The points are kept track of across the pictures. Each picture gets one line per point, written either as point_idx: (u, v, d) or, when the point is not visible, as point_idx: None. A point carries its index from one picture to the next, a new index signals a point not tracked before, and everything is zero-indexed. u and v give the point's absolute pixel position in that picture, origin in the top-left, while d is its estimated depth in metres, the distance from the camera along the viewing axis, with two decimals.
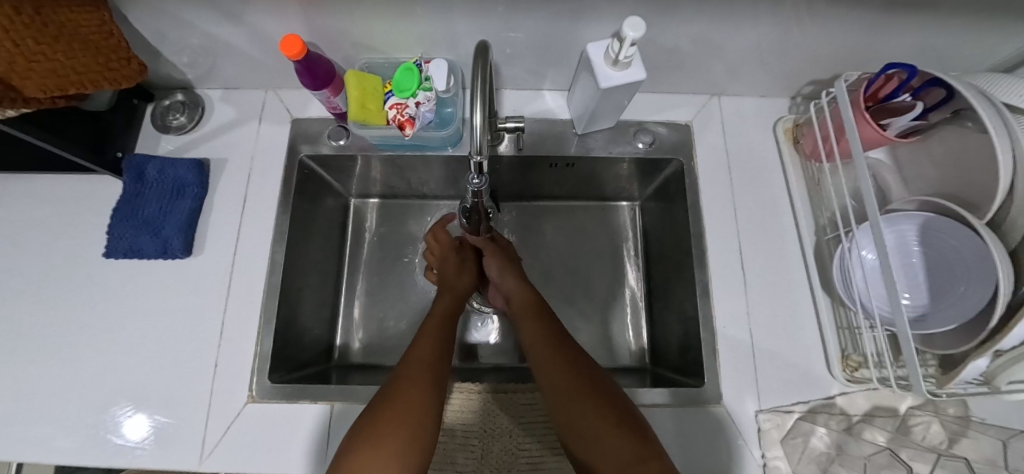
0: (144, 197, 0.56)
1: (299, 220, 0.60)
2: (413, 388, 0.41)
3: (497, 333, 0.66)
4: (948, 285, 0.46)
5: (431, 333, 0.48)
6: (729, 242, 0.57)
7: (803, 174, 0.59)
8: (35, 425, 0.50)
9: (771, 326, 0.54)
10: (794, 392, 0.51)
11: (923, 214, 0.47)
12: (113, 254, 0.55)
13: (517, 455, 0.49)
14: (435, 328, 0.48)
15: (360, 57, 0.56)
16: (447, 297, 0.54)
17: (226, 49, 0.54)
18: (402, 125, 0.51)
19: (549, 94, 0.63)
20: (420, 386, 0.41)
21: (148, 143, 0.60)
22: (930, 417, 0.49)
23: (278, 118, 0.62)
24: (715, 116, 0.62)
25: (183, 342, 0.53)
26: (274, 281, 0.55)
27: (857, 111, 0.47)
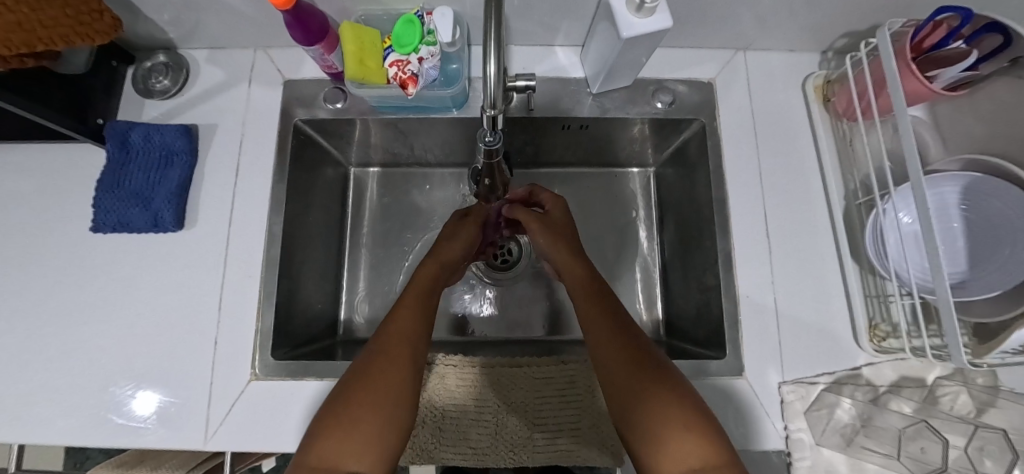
0: (130, 166, 0.53)
1: (296, 190, 0.57)
2: (378, 379, 0.38)
3: (497, 306, 0.65)
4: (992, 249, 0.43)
5: (407, 305, 0.43)
6: (752, 208, 0.54)
7: (833, 134, 0.55)
8: (32, 406, 0.48)
9: (795, 295, 0.51)
10: (819, 363, 0.49)
11: (968, 175, 0.44)
12: (101, 228, 0.52)
13: (531, 430, 0.47)
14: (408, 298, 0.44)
15: (356, 8, 0.51)
16: (433, 264, 0.48)
17: (209, 3, 0.50)
18: (403, 83, 0.46)
19: (561, 50, 0.58)
20: (389, 374, 0.38)
21: (132, 109, 0.56)
22: (958, 387, 0.48)
23: (269, 79, 0.57)
24: (739, 72, 0.58)
25: (180, 318, 0.51)
26: (274, 254, 0.52)
27: (902, 61, 0.43)
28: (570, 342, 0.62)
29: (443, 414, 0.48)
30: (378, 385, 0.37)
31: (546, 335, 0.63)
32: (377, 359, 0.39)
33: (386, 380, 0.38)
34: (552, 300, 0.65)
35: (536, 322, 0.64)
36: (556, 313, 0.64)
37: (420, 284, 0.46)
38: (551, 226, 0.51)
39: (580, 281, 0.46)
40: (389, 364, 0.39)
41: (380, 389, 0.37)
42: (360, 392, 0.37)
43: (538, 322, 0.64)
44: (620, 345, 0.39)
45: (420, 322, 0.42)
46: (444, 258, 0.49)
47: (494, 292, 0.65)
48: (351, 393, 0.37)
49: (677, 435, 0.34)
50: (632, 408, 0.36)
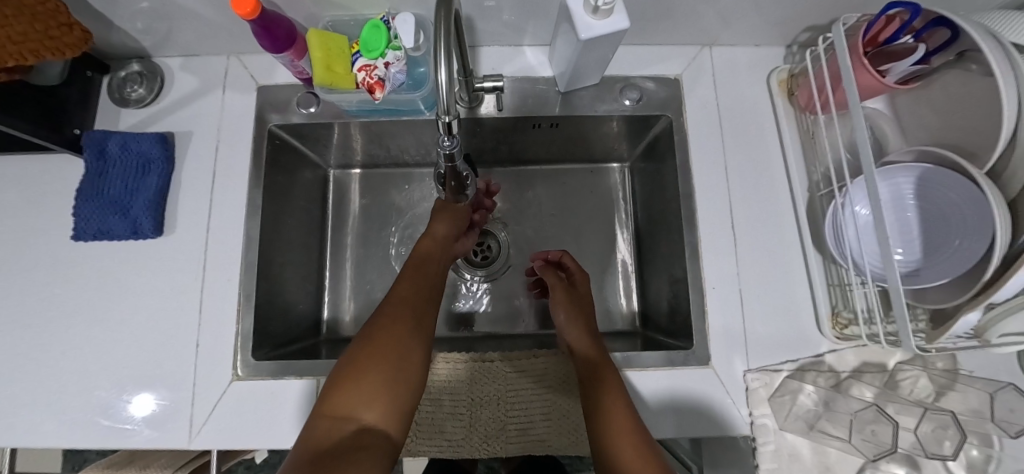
0: (108, 175, 0.54)
1: (273, 194, 0.58)
2: (393, 333, 0.40)
3: (490, 300, 0.66)
4: (943, 238, 0.44)
5: (417, 275, 0.46)
6: (719, 201, 0.55)
7: (798, 127, 0.56)
8: (22, 410, 0.50)
9: (761, 285, 0.53)
10: (783, 350, 0.51)
11: (920, 166, 0.45)
12: (81, 237, 0.53)
13: (504, 422, 0.49)
14: (415, 271, 0.47)
15: (324, 14, 0.51)
16: (431, 241, 0.50)
17: (178, 12, 0.50)
18: (372, 88, 0.48)
19: (530, 49, 0.59)
20: (403, 329, 0.40)
21: (108, 118, 0.57)
22: (917, 371, 0.50)
23: (243, 85, 0.58)
24: (705, 68, 0.59)
25: (162, 322, 0.52)
26: (252, 258, 0.54)
27: (856, 56, 0.44)
28: None
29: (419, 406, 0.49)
30: (393, 339, 0.39)
31: (539, 329, 0.65)
32: (392, 315, 0.41)
33: (399, 336, 0.40)
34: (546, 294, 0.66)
35: (529, 316, 0.66)
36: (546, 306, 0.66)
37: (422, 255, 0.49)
38: (577, 299, 0.54)
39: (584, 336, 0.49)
40: (402, 321, 0.41)
41: (395, 343, 0.39)
42: (376, 344, 0.39)
43: (531, 315, 0.66)
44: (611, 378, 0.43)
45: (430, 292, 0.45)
46: (440, 235, 0.51)
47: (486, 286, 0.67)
48: (365, 347, 0.39)
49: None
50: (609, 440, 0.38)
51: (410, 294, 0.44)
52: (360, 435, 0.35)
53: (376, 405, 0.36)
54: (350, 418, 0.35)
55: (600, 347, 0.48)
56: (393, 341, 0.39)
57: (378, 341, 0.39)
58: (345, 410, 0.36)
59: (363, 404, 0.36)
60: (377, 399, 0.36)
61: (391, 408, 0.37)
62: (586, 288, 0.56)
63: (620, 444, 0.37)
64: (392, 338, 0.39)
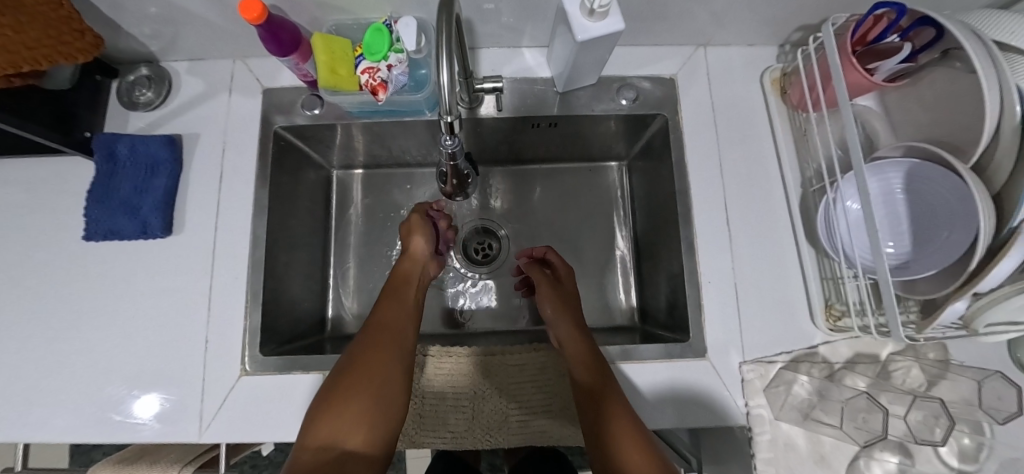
0: (118, 176, 0.55)
1: (278, 194, 0.59)
2: (370, 364, 0.42)
3: (490, 298, 0.68)
4: (932, 231, 0.45)
5: (393, 301, 0.49)
6: (714, 198, 0.56)
7: (790, 125, 0.57)
8: (37, 406, 0.51)
9: (756, 279, 0.54)
10: (778, 343, 0.52)
11: (909, 161, 0.46)
12: (92, 237, 0.54)
13: (507, 414, 0.50)
14: (389, 296, 0.49)
15: (327, 18, 0.53)
16: (408, 261, 0.54)
17: (185, 17, 0.52)
18: (375, 90, 0.49)
19: (528, 51, 0.60)
20: (380, 357, 0.42)
21: (117, 121, 0.58)
22: (910, 362, 0.52)
23: (248, 88, 0.59)
24: (700, 67, 0.60)
25: (172, 320, 0.53)
26: (258, 256, 0.55)
27: (844, 55, 0.45)
28: None
29: (424, 400, 0.51)
30: (371, 367, 0.41)
31: (531, 326, 0.66)
32: (365, 346, 0.43)
33: (377, 364, 0.42)
34: None
35: (525, 313, 0.67)
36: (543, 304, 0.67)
37: (398, 279, 0.52)
38: (562, 291, 0.56)
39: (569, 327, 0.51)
40: (378, 348, 0.43)
41: (373, 371, 0.41)
42: (355, 374, 0.41)
43: (526, 313, 0.67)
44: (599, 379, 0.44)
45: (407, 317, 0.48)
46: (418, 254, 0.55)
47: (489, 282, 0.68)
48: (343, 376, 0.41)
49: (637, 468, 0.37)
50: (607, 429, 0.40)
51: (386, 320, 0.46)
52: (343, 462, 0.36)
53: (356, 432, 0.38)
54: (332, 446, 0.37)
55: (589, 341, 0.49)
56: (371, 370, 0.41)
57: (355, 373, 0.41)
58: (330, 437, 0.37)
59: (344, 432, 0.38)
60: (358, 426, 0.38)
61: (371, 435, 0.39)
62: (572, 285, 0.58)
63: (618, 435, 0.39)
64: (369, 367, 0.41)
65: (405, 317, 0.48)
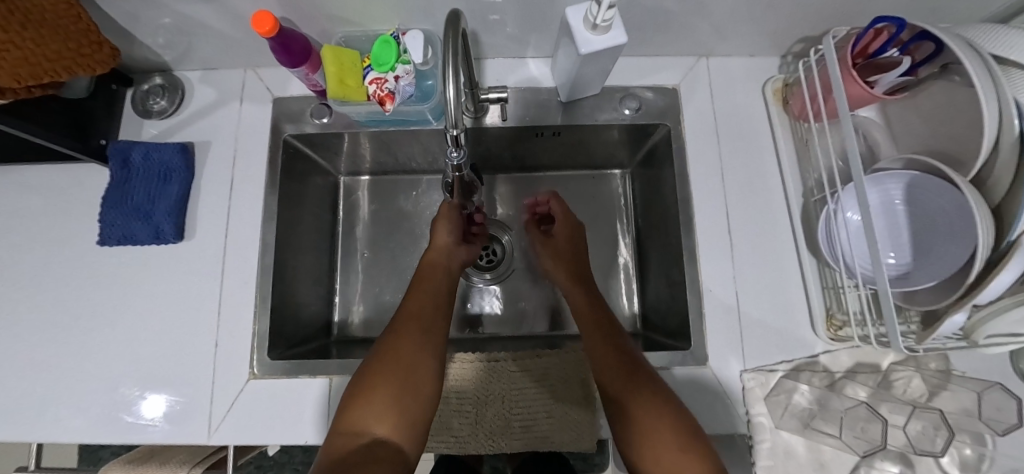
0: (131, 183, 0.57)
1: (287, 201, 0.60)
2: (403, 351, 0.42)
3: (502, 304, 0.68)
4: (931, 244, 0.46)
5: (425, 288, 0.48)
6: (716, 206, 0.57)
7: (792, 135, 0.58)
8: (52, 406, 0.52)
9: (757, 288, 0.55)
10: (779, 351, 0.53)
11: (909, 173, 0.47)
12: (106, 242, 0.56)
13: (509, 420, 0.51)
14: (422, 283, 0.49)
15: (337, 30, 0.54)
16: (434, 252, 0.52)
17: (199, 28, 0.53)
18: (382, 100, 0.50)
19: (533, 61, 0.61)
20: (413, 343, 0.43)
21: (131, 129, 0.60)
22: (910, 372, 0.52)
23: (259, 97, 0.61)
24: (702, 78, 0.61)
25: (183, 323, 0.55)
26: (267, 261, 0.56)
27: (845, 67, 0.46)
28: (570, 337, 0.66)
29: None
30: (406, 353, 0.42)
31: (547, 330, 0.67)
32: (397, 336, 0.43)
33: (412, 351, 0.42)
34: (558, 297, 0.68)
35: (540, 317, 0.67)
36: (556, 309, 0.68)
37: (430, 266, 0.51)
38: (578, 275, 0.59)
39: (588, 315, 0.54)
40: (409, 336, 0.43)
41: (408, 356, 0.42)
42: (387, 361, 0.41)
43: (542, 316, 0.67)
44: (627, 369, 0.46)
45: (438, 304, 0.47)
46: (443, 243, 0.53)
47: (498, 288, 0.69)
48: (377, 363, 0.41)
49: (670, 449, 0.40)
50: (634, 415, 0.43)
51: (418, 308, 0.46)
52: (372, 449, 0.37)
53: (384, 418, 0.38)
54: (364, 433, 0.37)
55: (608, 328, 0.52)
56: (404, 361, 0.41)
57: (389, 361, 0.41)
58: (360, 423, 0.38)
59: (374, 420, 0.38)
60: (387, 413, 0.38)
61: (400, 421, 0.39)
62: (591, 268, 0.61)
63: (649, 419, 0.42)
64: (403, 355, 0.42)
65: (436, 304, 0.47)
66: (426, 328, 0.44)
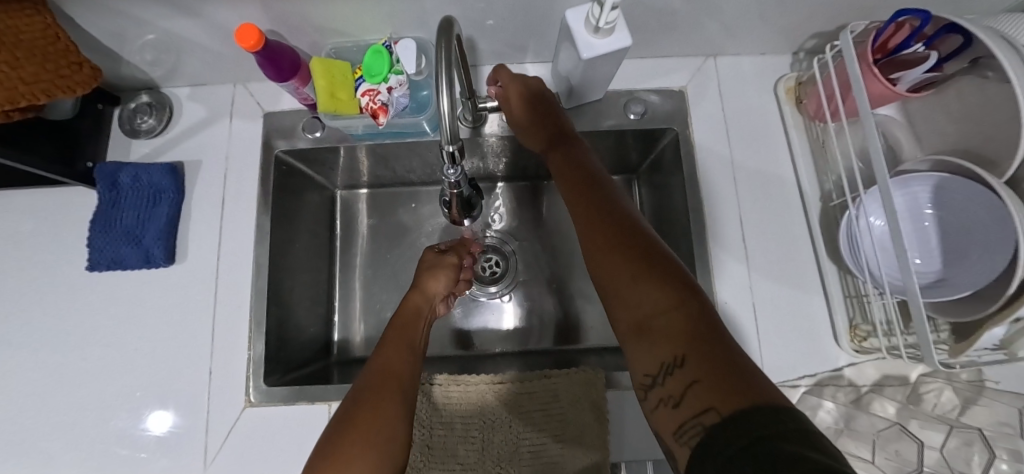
0: (120, 206, 0.55)
1: (282, 219, 0.58)
2: (380, 410, 0.33)
3: (506, 319, 0.66)
4: (964, 250, 0.43)
5: (403, 334, 0.42)
6: (729, 213, 0.54)
7: (807, 136, 0.55)
8: (43, 441, 0.50)
9: (776, 299, 0.52)
10: (801, 366, 0.50)
11: (937, 175, 0.44)
12: (96, 267, 0.54)
13: (518, 445, 0.48)
14: (399, 328, 0.43)
15: (327, 41, 0.52)
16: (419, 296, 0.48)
17: (184, 43, 0.51)
18: (375, 113, 0.48)
19: (532, 66, 0.59)
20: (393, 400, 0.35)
21: (119, 149, 0.58)
22: (942, 384, 0.49)
23: (249, 113, 0.58)
24: (710, 79, 0.58)
25: (177, 350, 0.53)
26: (262, 283, 0.54)
27: (864, 64, 0.43)
28: (580, 350, 0.63)
29: (431, 431, 0.49)
30: (383, 408, 0.33)
31: (557, 345, 0.64)
32: (372, 392, 0.35)
33: (390, 406, 0.34)
34: (564, 310, 0.66)
35: (549, 331, 0.65)
36: (566, 322, 0.65)
37: (408, 310, 0.46)
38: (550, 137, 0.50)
39: (567, 176, 0.44)
40: (387, 392, 0.35)
41: (385, 413, 0.33)
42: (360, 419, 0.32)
43: (550, 331, 0.65)
44: (614, 238, 0.36)
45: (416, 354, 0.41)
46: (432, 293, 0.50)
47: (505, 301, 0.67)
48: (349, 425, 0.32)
49: (661, 343, 0.29)
50: (624, 298, 0.33)
51: (395, 358, 0.39)
52: None
53: None
54: None
55: (582, 170, 0.44)
56: (374, 420, 0.32)
57: (361, 419, 0.32)
58: None
59: None
60: None
61: None
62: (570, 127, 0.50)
63: (642, 285, 0.32)
64: (376, 409, 0.33)
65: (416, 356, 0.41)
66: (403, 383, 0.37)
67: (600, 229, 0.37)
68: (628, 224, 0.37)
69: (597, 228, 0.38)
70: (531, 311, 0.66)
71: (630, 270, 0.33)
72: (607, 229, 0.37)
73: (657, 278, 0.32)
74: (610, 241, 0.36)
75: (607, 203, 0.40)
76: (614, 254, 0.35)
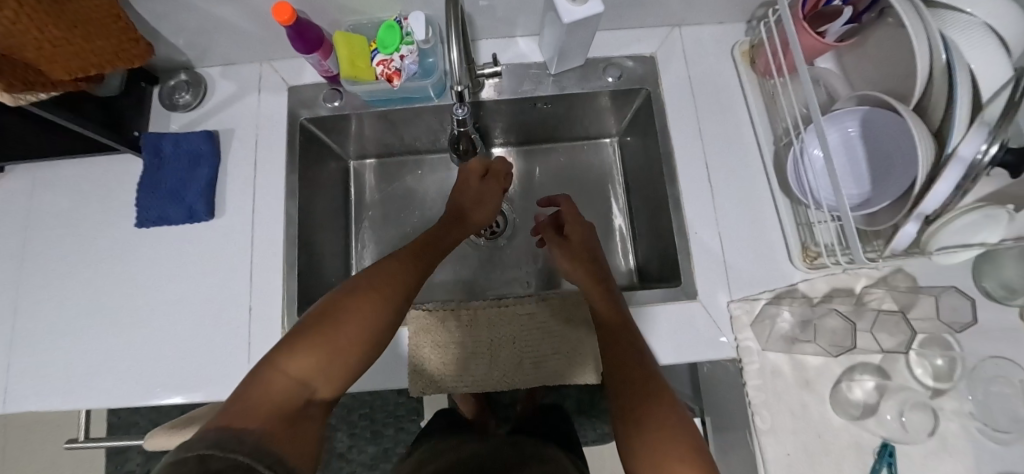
0: (164, 169, 0.62)
1: (306, 180, 0.66)
2: (361, 309, 0.43)
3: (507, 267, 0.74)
4: (887, 170, 0.51)
5: (409, 260, 0.51)
6: (696, 158, 0.63)
7: (761, 90, 0.64)
8: (105, 372, 0.58)
9: (738, 228, 0.60)
10: (762, 282, 0.58)
11: (862, 109, 0.53)
12: (145, 223, 0.61)
13: (523, 358, 0.57)
14: (411, 254, 0.52)
15: (345, 19, 0.60)
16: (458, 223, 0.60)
17: (221, 25, 0.59)
18: (390, 78, 0.57)
19: (522, 39, 0.67)
20: (374, 305, 0.44)
21: (160, 122, 0.65)
22: (883, 294, 0.56)
23: (275, 87, 0.66)
24: (676, 45, 0.67)
25: (219, 292, 0.60)
26: (292, 232, 0.62)
27: (797, 22, 0.52)
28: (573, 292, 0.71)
29: (445, 349, 0.56)
30: (362, 309, 0.43)
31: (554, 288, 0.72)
32: (358, 295, 0.44)
33: (368, 309, 0.44)
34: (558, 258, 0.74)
35: (546, 277, 0.73)
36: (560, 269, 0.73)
37: (422, 244, 0.54)
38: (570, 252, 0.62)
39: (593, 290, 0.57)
40: (370, 300, 0.44)
41: (364, 312, 0.43)
42: (344, 313, 0.42)
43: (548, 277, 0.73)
44: (643, 380, 0.47)
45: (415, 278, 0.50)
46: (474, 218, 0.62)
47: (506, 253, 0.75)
48: (334, 316, 0.42)
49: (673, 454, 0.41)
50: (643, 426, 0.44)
51: (395, 275, 0.48)
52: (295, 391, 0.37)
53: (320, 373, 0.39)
54: (292, 382, 0.37)
55: (614, 303, 0.54)
56: (351, 320, 0.42)
57: (339, 312, 0.42)
58: (287, 370, 0.38)
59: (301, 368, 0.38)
60: (325, 370, 0.40)
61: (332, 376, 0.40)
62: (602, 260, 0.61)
63: (658, 434, 0.43)
64: (355, 308, 0.43)
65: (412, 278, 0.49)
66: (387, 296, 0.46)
67: (625, 351, 0.50)
68: (642, 351, 0.50)
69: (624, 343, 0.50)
70: (528, 260, 0.74)
71: (661, 437, 0.42)
72: (627, 353, 0.50)
73: (673, 431, 0.43)
74: (630, 351, 0.50)
75: (630, 330, 0.52)
76: (648, 399, 0.46)
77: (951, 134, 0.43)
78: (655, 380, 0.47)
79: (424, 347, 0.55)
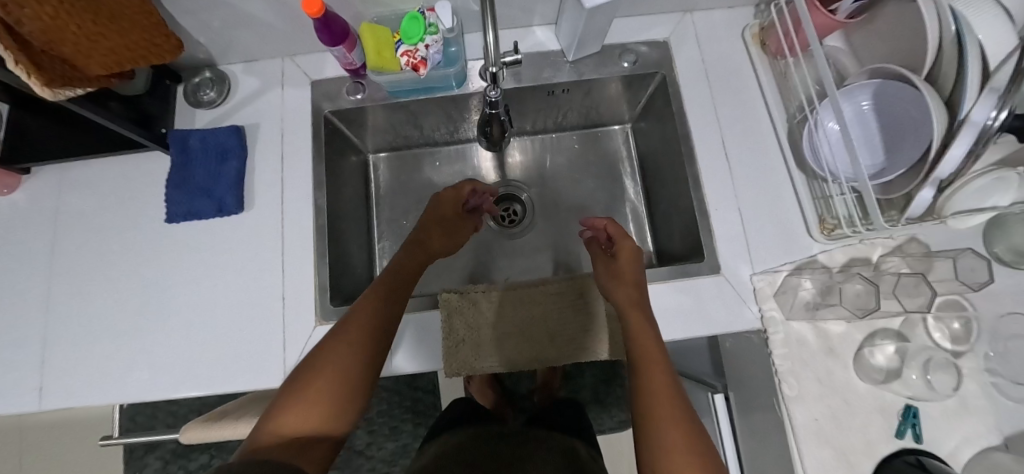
0: (192, 165, 0.63)
1: (332, 172, 0.67)
2: (331, 358, 0.43)
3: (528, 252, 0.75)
4: (899, 140, 0.53)
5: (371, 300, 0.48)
6: (713, 138, 0.65)
7: (772, 70, 0.66)
8: (143, 366, 0.58)
9: (756, 204, 0.62)
10: (782, 255, 0.60)
11: (873, 82, 0.55)
12: (175, 218, 0.62)
13: (555, 337, 0.59)
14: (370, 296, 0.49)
15: (369, 12, 0.61)
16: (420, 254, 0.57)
17: (248, 21, 0.60)
18: (416, 67, 0.58)
19: (538, 29, 0.69)
20: (342, 355, 0.43)
21: (185, 119, 0.66)
22: (899, 261, 0.58)
23: (298, 81, 0.68)
24: (688, 30, 0.69)
25: (252, 284, 0.61)
26: (322, 222, 0.63)
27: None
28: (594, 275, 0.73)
29: (477, 331, 0.57)
30: (331, 361, 0.43)
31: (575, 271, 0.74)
32: (327, 349, 0.43)
33: (335, 361, 0.43)
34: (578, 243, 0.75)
35: (568, 261, 0.74)
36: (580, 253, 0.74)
37: (385, 280, 0.52)
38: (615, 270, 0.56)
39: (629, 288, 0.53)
40: (338, 352, 0.43)
41: (333, 362, 0.43)
42: (321, 366, 0.42)
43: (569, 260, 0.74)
44: (682, 428, 0.39)
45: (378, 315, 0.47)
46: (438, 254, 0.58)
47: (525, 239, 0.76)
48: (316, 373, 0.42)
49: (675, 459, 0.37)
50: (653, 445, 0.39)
51: (361, 324, 0.46)
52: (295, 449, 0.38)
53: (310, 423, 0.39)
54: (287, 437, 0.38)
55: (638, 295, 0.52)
56: (323, 376, 0.42)
57: (314, 369, 0.42)
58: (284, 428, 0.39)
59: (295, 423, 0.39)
60: (310, 418, 0.39)
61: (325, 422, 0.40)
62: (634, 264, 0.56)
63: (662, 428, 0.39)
64: (326, 365, 0.42)
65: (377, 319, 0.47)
66: (355, 344, 0.44)
67: (665, 401, 0.41)
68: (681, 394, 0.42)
69: (660, 386, 0.42)
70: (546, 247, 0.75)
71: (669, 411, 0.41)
72: (664, 386, 0.42)
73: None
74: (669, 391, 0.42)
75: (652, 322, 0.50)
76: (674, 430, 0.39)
77: (963, 101, 0.45)
78: (667, 383, 0.43)
79: (456, 330, 0.56)
